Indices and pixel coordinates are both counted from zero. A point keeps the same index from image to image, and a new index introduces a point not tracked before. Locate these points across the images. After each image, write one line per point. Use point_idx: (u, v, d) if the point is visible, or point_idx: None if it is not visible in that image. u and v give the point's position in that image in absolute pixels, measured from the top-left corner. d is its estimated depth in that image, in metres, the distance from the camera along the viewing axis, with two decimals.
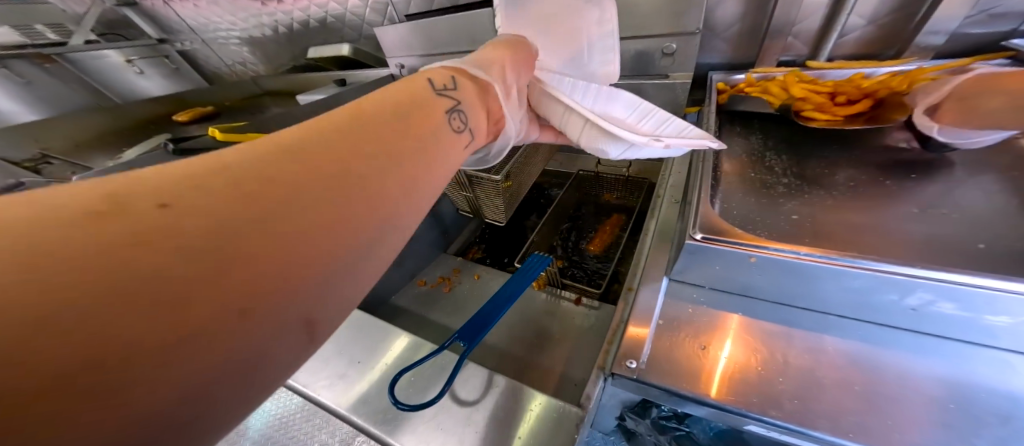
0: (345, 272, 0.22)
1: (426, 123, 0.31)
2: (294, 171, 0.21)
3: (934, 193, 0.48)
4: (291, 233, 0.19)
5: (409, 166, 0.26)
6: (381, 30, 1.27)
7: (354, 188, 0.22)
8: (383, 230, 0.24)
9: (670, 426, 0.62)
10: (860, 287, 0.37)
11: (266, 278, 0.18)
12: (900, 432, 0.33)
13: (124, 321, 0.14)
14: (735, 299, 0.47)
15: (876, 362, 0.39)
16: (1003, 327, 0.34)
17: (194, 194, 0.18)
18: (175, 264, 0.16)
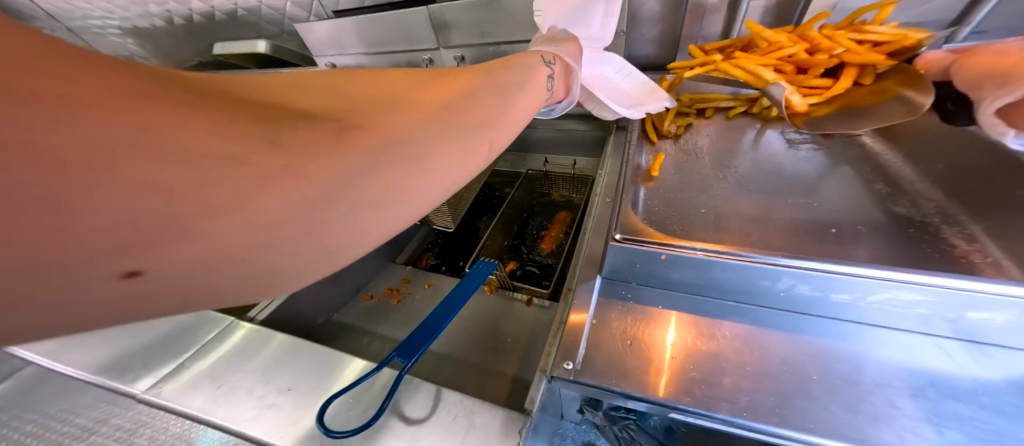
0: (479, 136, 0.30)
1: (531, 80, 0.43)
2: (402, 95, 0.26)
3: (808, 185, 0.57)
4: (450, 102, 0.29)
5: (513, 97, 0.37)
6: (302, 27, 1.23)
7: (443, 113, 0.27)
8: (497, 127, 0.33)
9: (620, 416, 0.68)
10: (743, 276, 0.43)
11: (440, 117, 0.26)
12: (780, 406, 0.39)
13: (371, 117, 0.22)
14: (659, 293, 0.52)
15: (763, 341, 0.45)
16: (846, 304, 0.41)
17: (392, 79, 0.28)
18: (384, 101, 0.25)
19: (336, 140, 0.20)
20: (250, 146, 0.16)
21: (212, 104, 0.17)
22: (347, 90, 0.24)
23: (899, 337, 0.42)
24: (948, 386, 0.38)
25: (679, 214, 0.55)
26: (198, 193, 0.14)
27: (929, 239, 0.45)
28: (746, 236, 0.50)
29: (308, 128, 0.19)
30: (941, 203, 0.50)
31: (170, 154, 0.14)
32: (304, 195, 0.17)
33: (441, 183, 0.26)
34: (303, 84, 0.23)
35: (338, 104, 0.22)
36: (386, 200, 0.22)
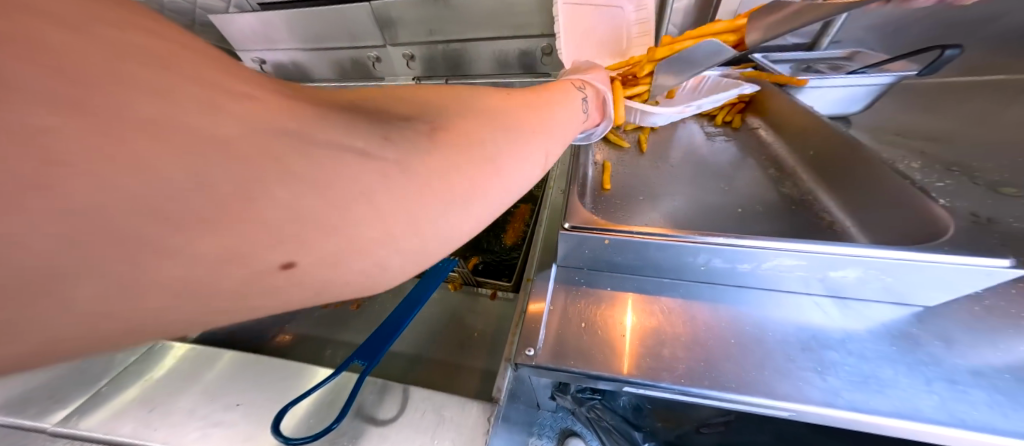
0: (536, 145, 0.28)
1: (569, 97, 0.41)
2: (475, 98, 0.27)
3: (722, 175, 0.67)
4: (512, 109, 0.28)
5: (561, 109, 0.36)
6: (220, 19, 1.16)
7: (510, 114, 0.28)
8: (554, 137, 0.32)
9: (586, 397, 0.74)
10: (673, 255, 0.50)
11: (505, 121, 0.26)
12: (709, 369, 0.45)
13: (456, 119, 0.23)
14: (608, 277, 0.57)
15: (694, 311, 0.52)
16: (756, 274, 0.49)
17: (460, 86, 0.28)
18: (460, 103, 0.24)
19: (431, 142, 0.20)
20: (370, 142, 0.18)
21: (331, 106, 0.18)
22: (427, 92, 0.24)
23: (792, 299, 0.50)
24: (827, 338, 0.46)
25: (622, 203, 0.62)
26: (335, 191, 0.16)
27: (806, 213, 0.57)
28: (674, 221, 0.57)
29: (407, 128, 0.20)
30: (808, 185, 0.63)
31: (315, 150, 0.15)
32: (408, 191, 0.18)
33: (511, 189, 0.26)
34: (392, 88, 0.23)
35: (430, 104, 0.23)
36: (470, 203, 0.22)
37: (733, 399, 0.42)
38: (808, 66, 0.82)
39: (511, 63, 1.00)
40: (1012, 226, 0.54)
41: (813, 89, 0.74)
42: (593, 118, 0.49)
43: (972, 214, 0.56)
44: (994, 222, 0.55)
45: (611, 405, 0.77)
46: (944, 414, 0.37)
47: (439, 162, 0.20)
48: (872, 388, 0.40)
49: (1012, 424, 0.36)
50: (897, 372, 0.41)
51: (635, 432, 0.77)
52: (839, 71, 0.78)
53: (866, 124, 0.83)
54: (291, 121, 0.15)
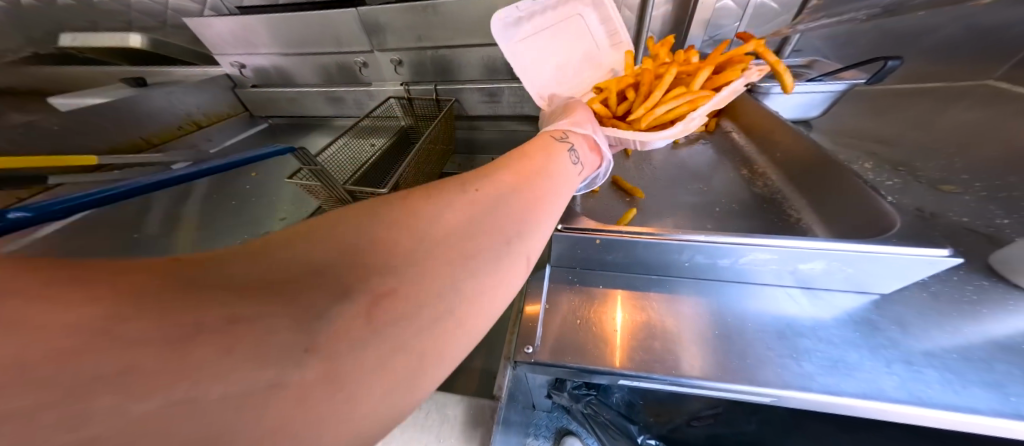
0: (505, 254, 0.28)
1: (552, 160, 0.42)
2: (425, 224, 0.26)
3: (701, 178, 0.71)
4: (478, 228, 0.28)
5: (542, 185, 0.36)
6: (190, 20, 1.09)
7: (464, 233, 0.27)
8: (532, 235, 0.31)
9: (581, 393, 0.78)
10: (661, 252, 0.53)
11: (468, 249, 0.26)
12: (698, 360, 0.48)
13: (404, 277, 0.22)
14: (600, 274, 0.60)
15: (681, 305, 0.55)
16: (737, 270, 0.52)
17: (416, 202, 0.27)
18: (410, 253, 0.24)
19: (369, 322, 0.20)
20: (280, 366, 0.17)
21: (244, 310, 0.17)
22: (373, 235, 0.24)
23: (767, 291, 0.55)
24: (801, 328, 0.50)
25: (607, 204, 0.66)
26: (241, 436, 0.15)
27: (775, 209, 0.62)
28: (656, 221, 0.62)
29: (338, 315, 0.19)
30: (776, 184, 0.68)
31: (209, 409, 0.15)
32: (334, 403, 0.18)
33: (472, 330, 0.25)
34: (337, 232, 0.23)
35: (375, 262, 0.22)
36: (415, 376, 0.21)
37: (718, 387, 0.46)
38: None
39: (498, 69, 1.02)
40: (953, 220, 0.61)
41: (777, 94, 0.80)
42: (591, 161, 0.51)
43: (917, 209, 0.64)
44: (936, 216, 0.62)
45: (606, 400, 0.82)
46: (906, 392, 0.41)
47: (368, 351, 0.19)
48: (842, 372, 0.44)
49: (964, 400, 0.40)
50: (862, 356, 0.46)
51: (632, 425, 0.82)
52: (800, 78, 0.85)
53: (826, 128, 0.90)
54: (182, 384, 0.15)
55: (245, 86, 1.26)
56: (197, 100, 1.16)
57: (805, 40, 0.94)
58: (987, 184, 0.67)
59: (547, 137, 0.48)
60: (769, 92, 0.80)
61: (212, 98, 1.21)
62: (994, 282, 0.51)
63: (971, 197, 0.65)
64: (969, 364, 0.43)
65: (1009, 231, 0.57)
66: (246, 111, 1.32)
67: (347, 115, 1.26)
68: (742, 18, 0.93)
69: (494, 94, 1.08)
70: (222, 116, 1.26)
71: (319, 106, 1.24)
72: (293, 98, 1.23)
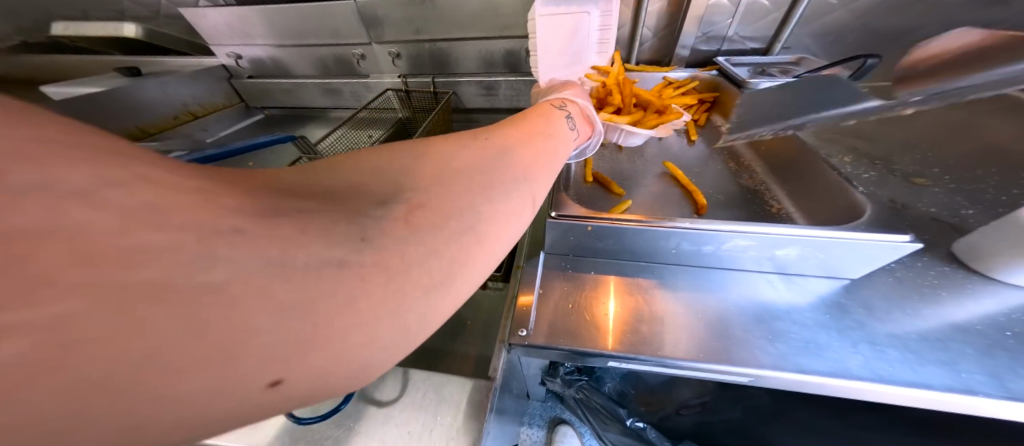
0: (522, 190, 0.29)
1: (551, 123, 0.44)
2: (448, 156, 0.27)
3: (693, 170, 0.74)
4: (492, 164, 0.29)
5: (544, 142, 0.38)
6: (186, 10, 1.08)
7: (484, 168, 0.28)
8: (540, 180, 0.32)
9: (574, 378, 0.80)
10: (650, 239, 0.55)
11: (486, 178, 0.27)
12: (680, 341, 0.51)
13: (432, 195, 0.23)
14: (592, 262, 0.63)
15: (667, 291, 0.58)
16: (719, 254, 0.55)
17: (436, 142, 0.28)
18: (433, 175, 0.25)
19: (407, 227, 0.21)
20: (344, 250, 0.18)
21: (306, 206, 0.19)
22: (403, 162, 0.25)
23: (748, 277, 0.58)
24: (779, 311, 0.53)
25: (597, 194, 0.68)
26: (316, 305, 0.17)
27: (756, 200, 0.65)
28: (646, 210, 0.65)
29: (382, 217, 0.20)
30: (761, 177, 0.70)
31: (293, 274, 0.16)
32: (385, 292, 0.19)
33: (495, 254, 0.26)
34: (369, 158, 0.24)
35: (405, 181, 0.23)
36: (450, 282, 0.22)
37: (699, 368, 0.48)
38: (762, 70, 0.91)
39: (495, 62, 1.04)
40: (921, 210, 0.64)
41: (767, 91, 0.82)
42: (584, 131, 0.54)
43: (890, 200, 0.66)
44: (907, 207, 0.65)
45: (598, 386, 0.84)
46: (869, 371, 0.44)
47: (410, 249, 0.21)
48: (813, 352, 0.47)
49: (921, 378, 0.43)
50: (831, 337, 0.49)
51: (620, 409, 0.84)
52: (789, 74, 0.88)
53: None
54: (275, 249, 0.16)
55: (241, 76, 1.26)
56: (193, 91, 1.16)
57: (794, 37, 0.97)
58: (957, 177, 0.71)
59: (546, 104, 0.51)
60: (758, 88, 0.82)
61: (209, 90, 1.20)
62: (952, 268, 0.55)
63: (942, 189, 0.68)
64: (927, 345, 0.46)
65: (971, 222, 0.61)
66: (242, 102, 1.32)
67: (345, 106, 1.27)
68: (735, 15, 0.95)
69: (492, 87, 1.09)
70: (218, 107, 1.26)
71: (317, 98, 1.25)
72: (290, 89, 1.23)
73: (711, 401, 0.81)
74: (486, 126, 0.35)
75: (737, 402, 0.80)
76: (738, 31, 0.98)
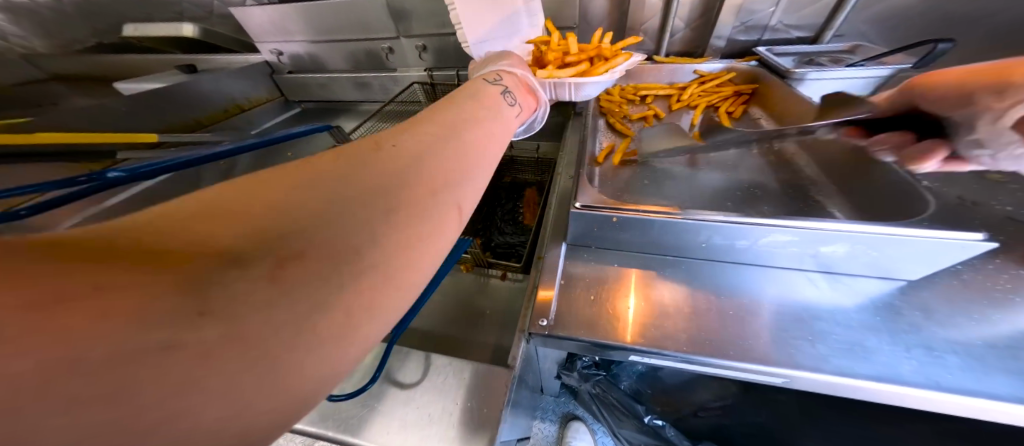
0: (443, 205, 0.27)
1: (485, 104, 0.43)
2: (340, 180, 0.23)
3: (737, 160, 0.71)
4: (403, 180, 0.26)
5: (468, 132, 0.35)
6: (235, 10, 1.14)
7: (393, 189, 0.25)
8: (464, 184, 0.30)
9: (592, 372, 0.81)
10: (675, 230, 0.53)
11: (392, 202, 0.24)
12: (712, 342, 0.48)
13: (318, 236, 0.20)
14: (615, 255, 0.62)
15: (693, 284, 0.56)
16: (747, 248, 0.52)
17: (325, 165, 0.24)
18: (318, 210, 0.21)
19: (271, 286, 0.17)
20: (171, 332, 0.14)
21: (112, 278, 0.14)
22: (276, 196, 0.20)
23: (787, 275, 0.54)
24: (821, 312, 0.49)
25: (627, 188, 0.68)
26: (140, 391, 0.14)
27: (799, 196, 0.61)
28: (674, 199, 0.64)
29: (242, 277, 0.17)
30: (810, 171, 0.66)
31: (98, 367, 0.13)
32: (245, 361, 0.16)
33: (415, 285, 0.24)
34: (226, 196, 0.19)
35: (278, 222, 0.19)
36: (352, 333, 0.20)
37: (730, 366, 0.46)
38: (810, 60, 0.84)
39: None
40: (994, 208, 0.58)
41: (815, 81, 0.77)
42: (529, 103, 0.55)
43: (958, 197, 0.60)
44: (978, 205, 0.59)
45: (615, 382, 0.85)
46: (924, 377, 0.41)
47: (282, 311, 0.18)
48: (859, 355, 0.44)
49: (985, 387, 0.39)
50: (881, 340, 0.45)
51: (638, 406, 0.82)
52: (839, 64, 0.81)
53: None
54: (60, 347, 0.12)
55: (282, 72, 1.32)
56: (241, 86, 1.23)
57: (848, 24, 0.89)
58: None
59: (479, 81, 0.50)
60: (804, 79, 0.77)
61: (255, 84, 1.28)
62: None
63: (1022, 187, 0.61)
64: (995, 352, 0.42)
65: None
66: (282, 96, 1.39)
67: (373, 100, 1.30)
68: (779, 3, 0.89)
69: None
70: (261, 101, 1.33)
71: (348, 92, 1.29)
72: (324, 83, 1.29)
73: (734, 404, 0.81)
74: (401, 126, 0.32)
75: (763, 405, 0.80)
76: (783, 19, 0.92)
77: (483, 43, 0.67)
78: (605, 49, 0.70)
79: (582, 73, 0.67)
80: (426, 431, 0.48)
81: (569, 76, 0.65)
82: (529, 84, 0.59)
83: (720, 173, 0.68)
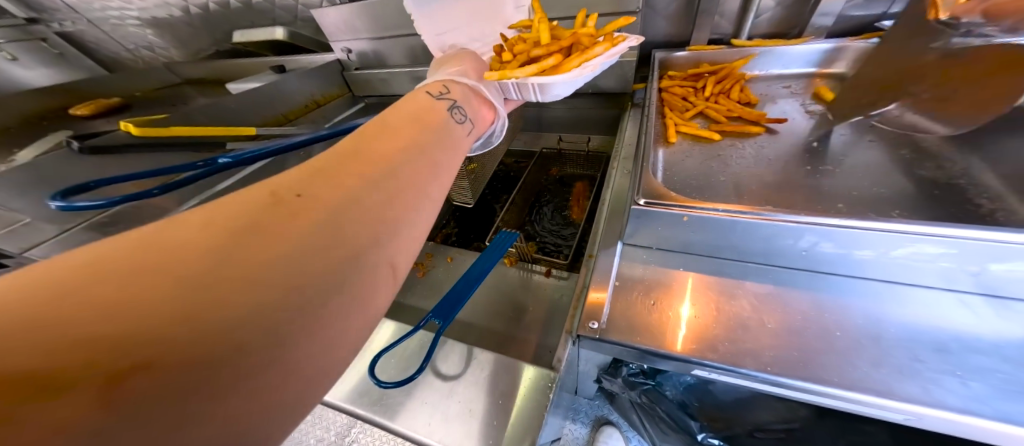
0: (366, 268, 0.25)
1: (432, 124, 0.39)
2: (232, 254, 0.21)
3: (852, 154, 0.59)
4: (307, 248, 0.23)
5: (404, 166, 0.31)
6: (319, 12, 1.25)
7: (302, 257, 0.22)
8: (397, 234, 0.28)
9: (639, 381, 0.74)
10: (766, 236, 0.45)
11: (291, 277, 0.21)
12: (804, 360, 0.41)
13: (179, 340, 0.18)
14: (680, 257, 0.55)
15: (786, 299, 0.47)
16: (868, 259, 0.42)
17: (205, 239, 0.21)
18: (182, 304, 0.18)
19: (106, 408, 0.16)
20: None
21: None
22: (162, 278, 0.19)
23: (926, 294, 0.44)
24: (974, 343, 0.39)
25: (701, 185, 0.59)
26: None
27: (953, 198, 0.47)
28: (750, 192, 0.55)
29: (56, 406, 0.14)
30: (960, 167, 0.52)
31: None
32: None
33: (328, 368, 0.22)
34: (54, 299, 0.17)
35: (113, 329, 0.17)
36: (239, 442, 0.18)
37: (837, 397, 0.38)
38: None
39: None
40: None
41: None
42: (482, 116, 0.52)
43: None
44: None
45: (663, 391, 0.77)
46: None
47: (124, 437, 0.16)
48: None
49: None
50: None
51: (692, 423, 0.75)
52: None
53: None
54: None
55: (350, 69, 1.42)
56: (317, 83, 1.33)
57: None
58: None
59: (423, 96, 0.44)
60: None
61: (328, 82, 1.38)
62: None
63: None
64: None
65: None
66: (349, 91, 1.48)
67: None
68: None
69: None
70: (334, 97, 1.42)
71: (406, 86, 1.34)
72: (385, 78, 1.34)
73: (804, 430, 0.71)
74: (314, 165, 0.28)
75: (841, 436, 0.68)
76: None
77: (441, 36, 0.71)
78: (582, 37, 0.60)
79: (547, 69, 0.57)
80: (468, 426, 0.47)
81: (528, 75, 0.54)
82: (483, 94, 0.55)
83: (825, 167, 0.57)
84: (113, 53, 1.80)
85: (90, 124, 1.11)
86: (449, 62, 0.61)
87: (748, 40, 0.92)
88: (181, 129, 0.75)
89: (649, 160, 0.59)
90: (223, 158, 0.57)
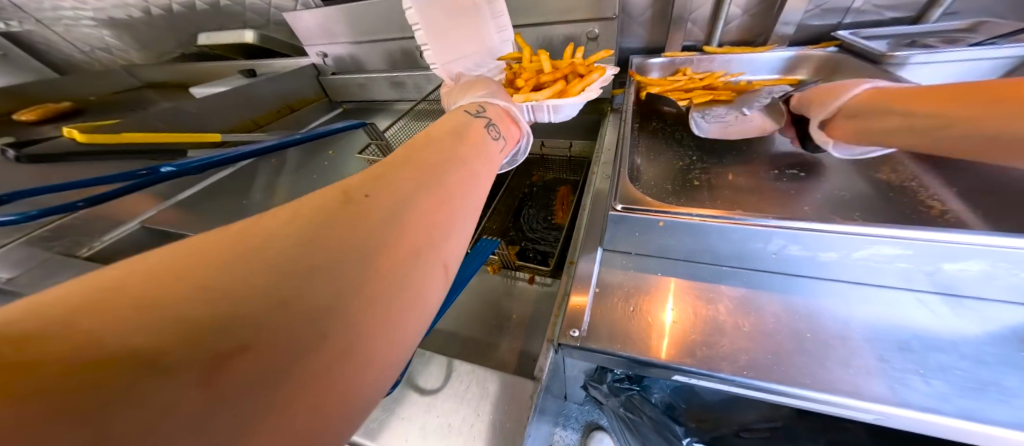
0: (427, 266, 0.25)
1: (464, 134, 0.39)
2: (308, 247, 0.21)
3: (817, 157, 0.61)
4: (373, 244, 0.23)
5: (450, 174, 0.31)
6: (291, 15, 1.21)
7: (371, 252, 0.22)
8: (448, 240, 0.28)
9: (625, 386, 0.74)
10: (741, 238, 0.45)
11: (361, 270, 0.21)
12: (777, 363, 0.41)
13: (265, 326, 0.17)
14: (658, 262, 0.55)
15: (760, 299, 0.48)
16: (832, 261, 0.43)
17: (281, 230, 0.21)
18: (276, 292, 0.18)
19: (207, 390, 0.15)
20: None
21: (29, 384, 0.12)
22: (241, 264, 0.19)
23: (889, 294, 0.45)
24: (932, 340, 0.41)
25: (677, 190, 0.60)
26: None
27: (907, 199, 0.50)
28: (717, 191, 0.58)
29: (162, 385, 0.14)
30: (910, 170, 0.55)
31: None
32: None
33: (391, 367, 0.22)
34: (144, 282, 0.16)
35: (210, 316, 0.16)
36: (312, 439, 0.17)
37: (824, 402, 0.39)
38: (911, 41, 0.77)
39: (555, 49, 0.96)
40: None
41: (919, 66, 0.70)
42: (513, 134, 0.51)
43: None
44: None
45: (648, 397, 0.76)
46: None
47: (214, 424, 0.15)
48: (991, 396, 0.36)
49: None
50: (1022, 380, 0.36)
51: (677, 427, 0.75)
52: (956, 44, 0.72)
53: None
54: None
55: (325, 73, 1.38)
56: (291, 87, 1.29)
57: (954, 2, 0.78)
58: None
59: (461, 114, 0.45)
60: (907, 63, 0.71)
61: (303, 86, 1.34)
62: None
63: None
64: None
65: None
66: (326, 96, 1.44)
67: (407, 99, 1.32)
68: None
69: None
70: (309, 101, 1.38)
71: (384, 91, 1.31)
72: (362, 83, 1.32)
73: (788, 428, 0.73)
74: (374, 170, 0.28)
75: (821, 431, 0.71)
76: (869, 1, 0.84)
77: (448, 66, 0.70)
78: (579, 66, 0.65)
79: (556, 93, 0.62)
80: (445, 440, 0.45)
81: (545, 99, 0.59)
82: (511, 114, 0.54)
83: (792, 172, 0.59)
84: (66, 54, 1.68)
85: (35, 130, 1.03)
86: (467, 83, 0.61)
87: (719, 47, 0.95)
88: (135, 135, 0.71)
89: (626, 164, 0.59)
90: (169, 167, 0.52)
